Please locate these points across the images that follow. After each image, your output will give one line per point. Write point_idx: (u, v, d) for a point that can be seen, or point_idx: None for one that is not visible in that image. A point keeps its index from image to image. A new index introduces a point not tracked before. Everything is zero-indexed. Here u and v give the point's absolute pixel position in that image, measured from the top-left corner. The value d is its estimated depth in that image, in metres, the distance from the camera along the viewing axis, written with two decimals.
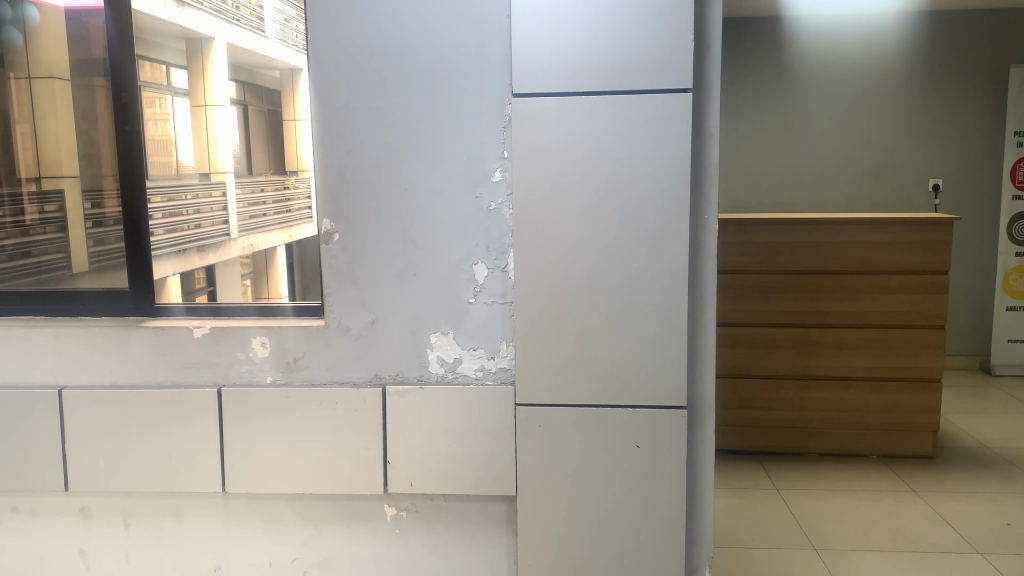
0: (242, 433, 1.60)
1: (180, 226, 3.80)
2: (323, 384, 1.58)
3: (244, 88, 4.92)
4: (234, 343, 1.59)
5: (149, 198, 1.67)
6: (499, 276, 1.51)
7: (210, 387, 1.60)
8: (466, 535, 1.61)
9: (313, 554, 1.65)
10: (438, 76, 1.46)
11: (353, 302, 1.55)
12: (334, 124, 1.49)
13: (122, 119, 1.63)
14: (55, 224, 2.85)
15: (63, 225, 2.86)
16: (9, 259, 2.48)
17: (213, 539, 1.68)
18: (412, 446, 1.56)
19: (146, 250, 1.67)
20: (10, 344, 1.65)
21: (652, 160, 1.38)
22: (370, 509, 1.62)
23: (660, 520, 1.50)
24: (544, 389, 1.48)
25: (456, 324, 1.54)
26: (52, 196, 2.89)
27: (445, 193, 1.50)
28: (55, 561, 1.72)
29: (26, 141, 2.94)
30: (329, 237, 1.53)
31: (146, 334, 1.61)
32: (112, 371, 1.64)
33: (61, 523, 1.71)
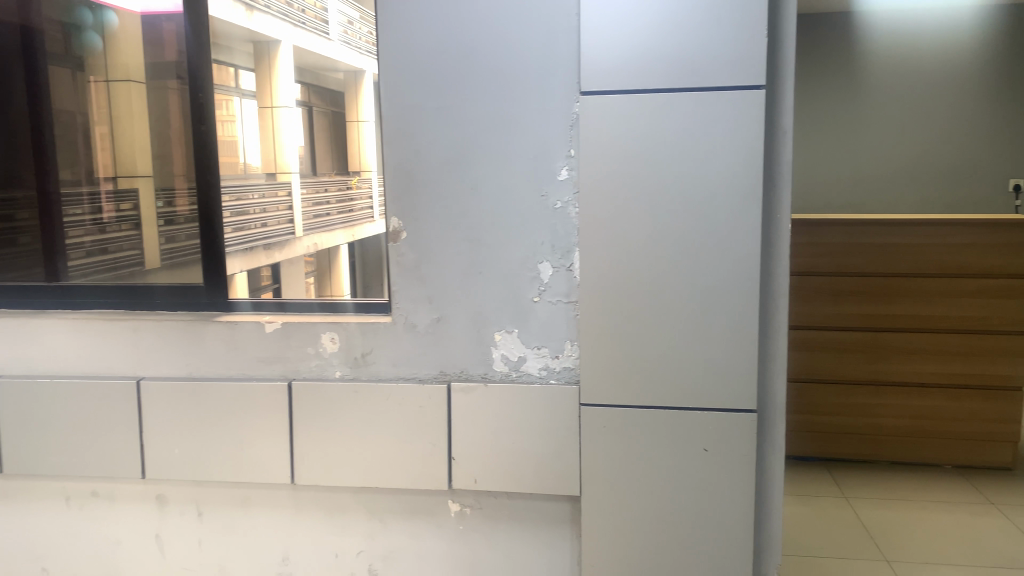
0: (311, 426, 1.63)
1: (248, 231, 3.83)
2: (389, 379, 1.60)
3: (309, 90, 5.01)
4: (304, 338, 1.63)
5: (222, 195, 1.72)
6: (564, 275, 1.51)
7: (280, 380, 1.64)
8: (530, 533, 1.61)
9: (377, 547, 1.67)
10: (504, 77, 1.46)
11: (419, 300, 1.57)
12: (403, 124, 1.51)
13: (199, 120, 1.69)
14: (130, 222, 2.82)
15: (138, 223, 2.84)
16: (87, 254, 2.40)
17: (282, 530, 1.71)
18: (476, 443, 1.57)
19: (220, 246, 1.72)
20: (91, 335, 1.71)
21: (722, 159, 1.36)
22: (435, 505, 1.64)
23: (727, 525, 1.47)
24: (611, 389, 1.47)
25: (520, 322, 1.54)
26: (128, 196, 2.96)
27: (510, 192, 1.50)
28: (132, 546, 1.78)
29: (104, 143, 3.07)
30: (397, 235, 1.55)
31: (219, 329, 1.66)
32: (187, 363, 1.69)
33: (137, 508, 1.77)
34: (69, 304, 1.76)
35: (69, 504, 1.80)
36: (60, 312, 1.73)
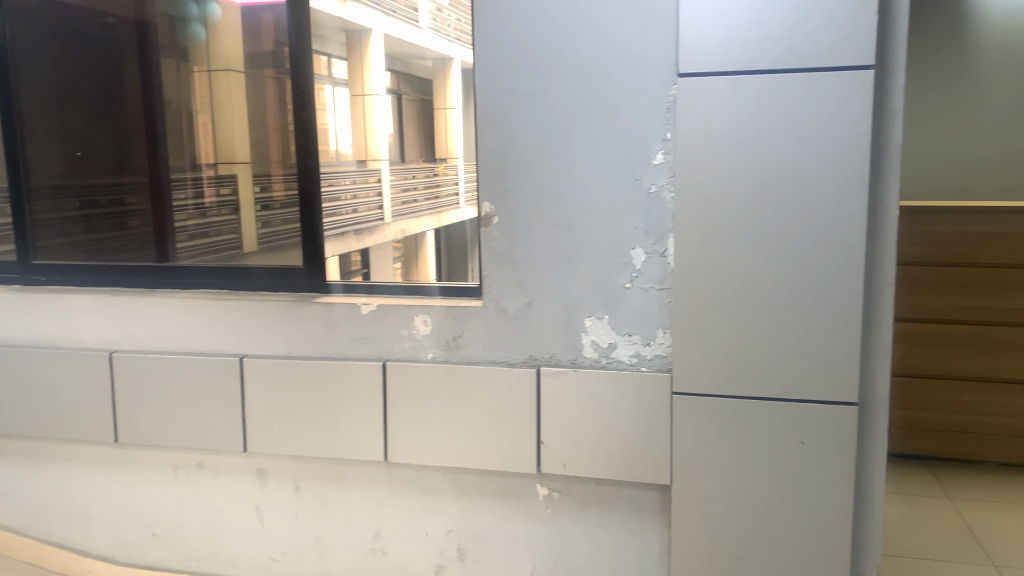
0: (404, 406, 1.66)
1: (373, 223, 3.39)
2: (480, 363, 1.62)
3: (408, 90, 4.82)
4: (398, 320, 1.66)
5: (321, 180, 1.77)
6: (657, 261, 1.48)
7: (374, 360, 1.68)
8: (619, 520, 1.60)
9: (466, 527, 1.70)
10: (600, 61, 1.45)
11: (510, 285, 1.58)
12: (496, 109, 1.52)
13: (299, 106, 1.74)
14: (230, 208, 2.80)
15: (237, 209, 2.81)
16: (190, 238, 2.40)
17: (374, 507, 1.76)
18: (565, 428, 1.56)
19: (319, 229, 1.78)
20: (198, 314, 1.79)
21: (826, 143, 1.31)
22: (524, 488, 1.65)
23: (823, 521, 1.43)
24: (703, 378, 1.44)
25: (611, 309, 1.53)
26: (227, 181, 2.97)
27: (603, 176, 1.49)
28: (233, 515, 1.87)
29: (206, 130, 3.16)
30: (489, 220, 1.56)
31: (317, 310, 1.71)
32: (287, 342, 1.75)
33: (239, 480, 1.85)
34: (178, 283, 1.85)
35: (176, 473, 1.89)
36: (169, 291, 1.82)
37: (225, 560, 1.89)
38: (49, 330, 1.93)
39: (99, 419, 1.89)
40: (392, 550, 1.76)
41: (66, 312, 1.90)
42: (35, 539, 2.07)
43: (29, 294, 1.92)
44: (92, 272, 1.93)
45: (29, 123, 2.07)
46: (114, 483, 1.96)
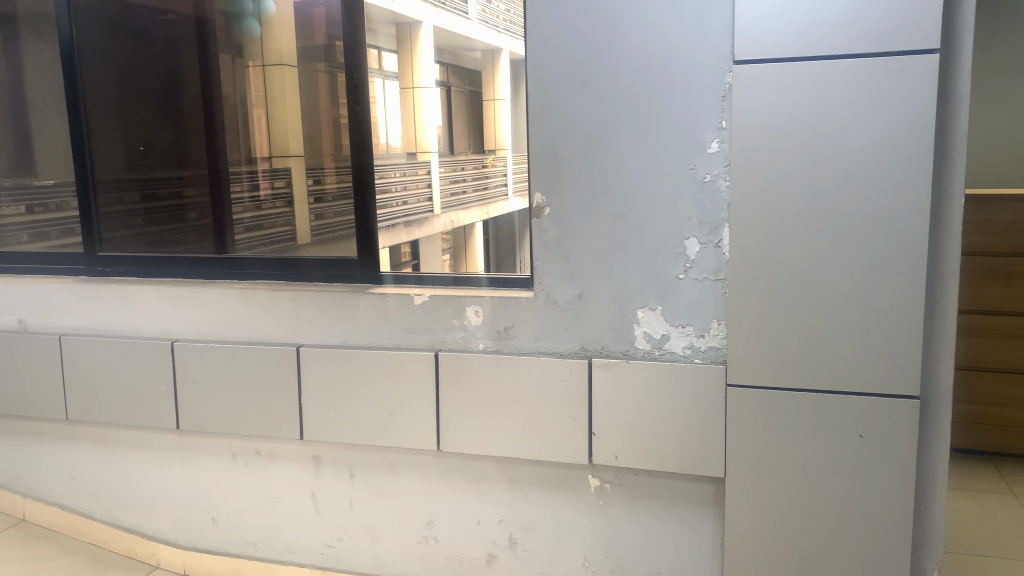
0: (456, 398, 1.67)
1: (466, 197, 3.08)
2: (532, 354, 1.62)
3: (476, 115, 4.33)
4: (450, 311, 1.67)
5: (375, 172, 1.78)
6: (711, 251, 1.46)
7: (426, 350, 1.69)
8: (671, 512, 1.59)
9: (517, 517, 1.71)
10: (653, 49, 1.43)
11: (562, 276, 1.58)
12: (548, 99, 1.51)
13: (354, 100, 1.76)
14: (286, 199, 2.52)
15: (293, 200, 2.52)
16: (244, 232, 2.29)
17: (427, 495, 1.78)
18: (618, 420, 1.56)
19: (373, 220, 1.80)
20: (256, 304, 1.83)
21: (888, 128, 1.27)
22: (575, 479, 1.65)
23: (883, 517, 1.40)
24: (757, 370, 1.42)
25: (665, 299, 1.51)
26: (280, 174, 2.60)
27: (657, 166, 1.47)
28: (290, 502, 1.91)
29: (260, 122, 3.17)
30: (540, 210, 1.56)
31: (371, 300, 1.73)
32: (342, 332, 1.77)
33: (295, 467, 1.89)
34: (237, 275, 1.90)
35: (235, 460, 1.94)
36: (228, 282, 1.87)
37: (282, 544, 1.94)
38: (114, 319, 1.99)
39: (161, 407, 1.94)
40: (444, 538, 1.78)
41: (131, 302, 1.96)
42: (102, 522, 2.15)
43: (96, 285, 1.99)
44: (155, 264, 1.99)
45: (94, 119, 2.14)
46: (176, 470, 2.02)
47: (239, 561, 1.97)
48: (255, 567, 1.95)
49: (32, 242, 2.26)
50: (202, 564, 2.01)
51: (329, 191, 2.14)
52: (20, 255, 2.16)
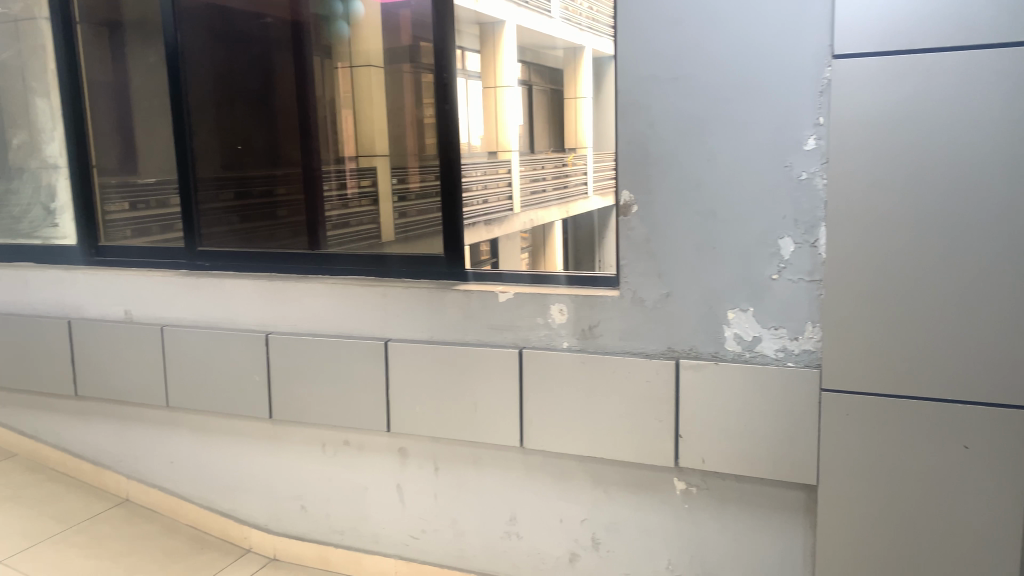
0: (540, 395, 1.67)
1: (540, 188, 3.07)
2: (618, 353, 1.61)
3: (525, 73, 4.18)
4: (536, 309, 1.68)
5: (462, 170, 1.80)
6: (807, 251, 1.42)
7: (510, 347, 1.70)
8: (760, 519, 1.55)
9: (601, 517, 1.70)
10: (748, 45, 1.40)
11: (649, 275, 1.56)
12: (638, 96, 1.50)
13: (443, 100, 1.78)
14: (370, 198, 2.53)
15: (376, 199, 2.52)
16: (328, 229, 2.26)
17: (510, 491, 1.79)
18: (705, 423, 1.52)
19: (459, 218, 1.81)
20: (346, 299, 1.88)
21: (1001, 123, 1.21)
22: (660, 481, 1.62)
23: (990, 534, 1.32)
24: (853, 375, 1.37)
25: (757, 300, 1.48)
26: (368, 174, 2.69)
27: (750, 163, 1.44)
28: (376, 493, 1.95)
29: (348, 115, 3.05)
30: (628, 208, 1.55)
31: (456, 297, 1.75)
32: (428, 327, 1.80)
33: (381, 459, 1.93)
34: (328, 270, 1.96)
35: (324, 450, 2.00)
36: (320, 278, 1.92)
37: (368, 534, 1.98)
38: (213, 311, 2.07)
39: (255, 396, 2.01)
40: (527, 535, 1.79)
41: (228, 295, 2.04)
42: (199, 504, 2.25)
43: (196, 278, 2.08)
44: (251, 259, 2.06)
45: (196, 119, 2.23)
46: (268, 458, 2.09)
47: (327, 548, 2.03)
48: (343, 555, 2.01)
49: (136, 237, 2.35)
50: (292, 549, 2.08)
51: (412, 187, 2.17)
52: (125, 249, 2.27)
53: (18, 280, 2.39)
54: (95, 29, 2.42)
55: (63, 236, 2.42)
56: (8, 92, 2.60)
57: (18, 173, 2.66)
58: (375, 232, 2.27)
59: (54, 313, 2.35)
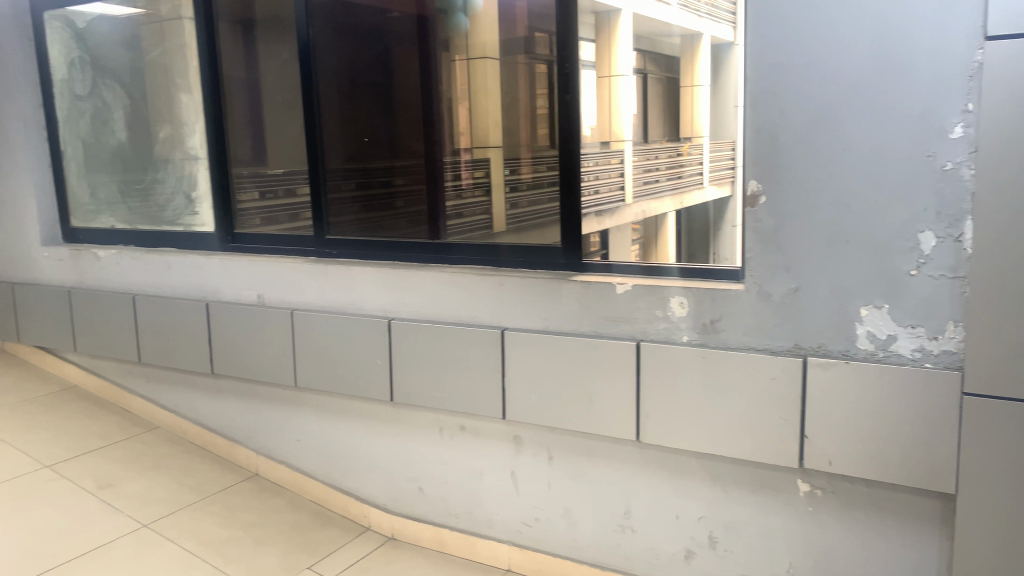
0: (658, 389, 1.65)
1: (651, 171, 3.09)
2: (740, 349, 1.57)
3: (644, 56, 3.85)
4: (655, 301, 1.65)
5: (581, 160, 1.79)
6: (951, 246, 1.34)
7: (628, 340, 1.69)
8: (891, 527, 1.47)
9: (719, 515, 1.66)
10: (888, 26, 1.33)
11: (775, 269, 1.51)
12: (769, 83, 1.45)
13: (564, 89, 1.79)
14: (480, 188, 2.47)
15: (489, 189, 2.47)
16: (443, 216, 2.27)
17: (624, 483, 1.78)
18: (833, 423, 1.46)
19: (577, 209, 1.80)
20: (465, 288, 1.92)
21: None
22: (783, 482, 1.57)
23: None
24: (1000, 378, 1.28)
25: (893, 297, 1.40)
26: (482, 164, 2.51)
27: (888, 152, 1.36)
28: (491, 480, 1.98)
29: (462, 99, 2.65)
30: (755, 199, 1.50)
31: (574, 288, 1.76)
32: (544, 317, 1.81)
33: (497, 446, 1.95)
34: (448, 259, 2.00)
35: (441, 434, 2.05)
36: (441, 266, 1.97)
37: (483, 519, 2.02)
38: (339, 296, 2.16)
39: (376, 380, 2.08)
40: (641, 529, 1.77)
41: (353, 281, 2.12)
42: (323, 481, 2.35)
43: (325, 264, 2.18)
44: (376, 248, 2.13)
45: (325, 112, 2.32)
46: (388, 439, 2.16)
47: (442, 530, 2.09)
48: (457, 537, 2.06)
49: (265, 225, 2.46)
50: (409, 530, 2.15)
51: (522, 176, 2.22)
52: (259, 237, 2.41)
53: (164, 264, 2.56)
54: (233, 27, 2.55)
55: (203, 223, 2.57)
56: (161, 89, 2.82)
57: (163, 164, 2.85)
58: (489, 218, 2.28)
59: (194, 295, 2.51)
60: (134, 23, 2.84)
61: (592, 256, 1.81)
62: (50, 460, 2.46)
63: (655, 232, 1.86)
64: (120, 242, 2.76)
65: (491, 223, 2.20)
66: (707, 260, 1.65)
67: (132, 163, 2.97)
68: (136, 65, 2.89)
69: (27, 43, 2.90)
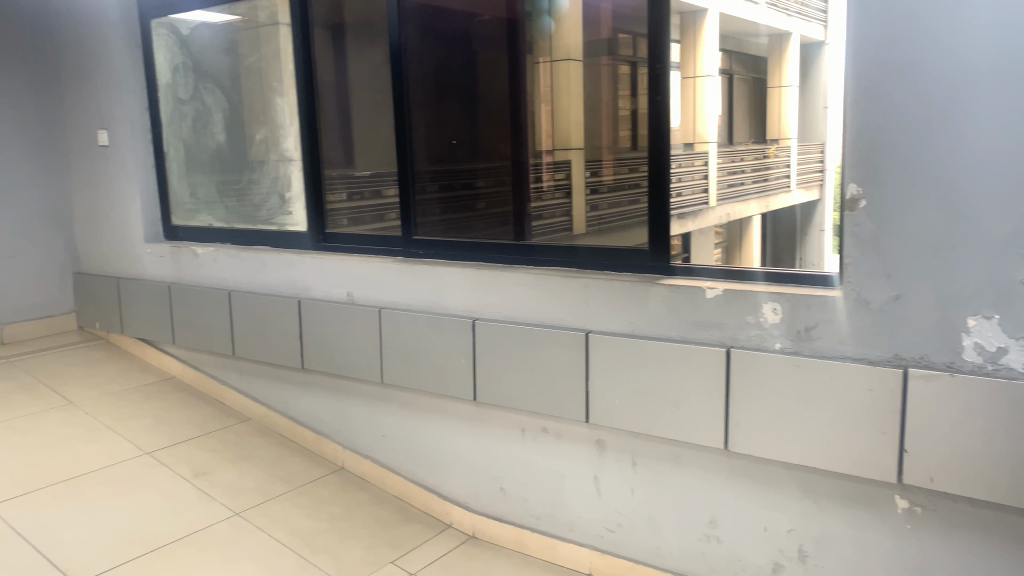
0: (748, 397, 1.61)
1: (737, 162, 2.93)
2: (836, 358, 1.51)
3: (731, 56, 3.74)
4: (747, 307, 1.62)
5: (671, 162, 1.77)
6: None
7: (718, 346, 1.65)
8: (998, 550, 1.40)
9: (810, 529, 1.61)
10: (1005, 23, 1.26)
11: (875, 276, 1.45)
12: (872, 82, 1.40)
13: (654, 91, 1.77)
14: (562, 191, 2.47)
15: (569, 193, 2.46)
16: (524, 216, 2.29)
17: (711, 492, 1.74)
18: (936, 438, 1.40)
19: (666, 213, 1.78)
20: (550, 290, 1.92)
21: None
22: (879, 497, 1.51)
23: None
24: None
25: (1004, 307, 1.33)
26: (563, 166, 2.54)
27: (1001, 155, 1.30)
28: (573, 483, 1.98)
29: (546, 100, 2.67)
30: (855, 203, 1.45)
31: (662, 291, 1.74)
32: (630, 320, 1.79)
33: (581, 449, 1.94)
34: (533, 260, 2.00)
35: (523, 434, 2.05)
36: (526, 268, 1.98)
37: (564, 522, 2.01)
38: (425, 296, 2.20)
39: (460, 379, 2.10)
40: (727, 539, 1.73)
41: (440, 281, 2.16)
42: (406, 477, 2.39)
43: (412, 265, 2.22)
44: (461, 248, 2.16)
45: (415, 114, 2.35)
46: (471, 439, 2.18)
47: (524, 531, 2.10)
48: (539, 539, 2.06)
49: (354, 224, 2.52)
50: (490, 529, 2.17)
51: (604, 177, 2.28)
52: (349, 237, 2.47)
53: (259, 262, 2.66)
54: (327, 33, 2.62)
55: (295, 223, 2.65)
56: (257, 92, 2.93)
57: (260, 165, 2.95)
58: (568, 221, 2.28)
59: (286, 292, 2.59)
60: (232, 29, 2.94)
61: (680, 257, 1.78)
62: (150, 447, 2.57)
63: (741, 232, 1.82)
64: (219, 240, 2.88)
65: (573, 224, 2.21)
66: (793, 265, 1.62)
67: (230, 164, 3.08)
68: (235, 69, 3.00)
69: (136, 49, 3.04)
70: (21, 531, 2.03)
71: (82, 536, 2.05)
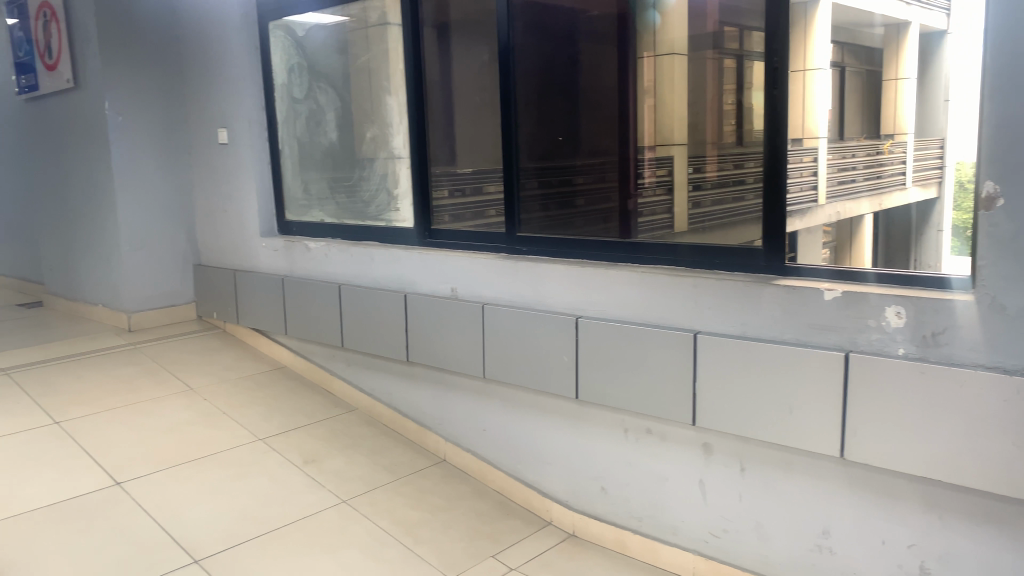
0: (866, 404, 1.53)
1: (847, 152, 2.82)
2: (966, 365, 1.43)
3: None
4: (868, 310, 1.54)
5: (788, 158, 1.70)
6: None
7: (836, 350, 1.58)
8: None
9: (932, 545, 1.53)
10: None
11: (1014, 279, 1.36)
12: (1015, 75, 1.31)
13: (772, 84, 1.70)
14: (664, 188, 2.40)
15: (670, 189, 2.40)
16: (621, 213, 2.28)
17: (824, 501, 1.67)
18: None
19: (780, 211, 1.72)
20: (656, 289, 1.89)
21: None
22: (1012, 515, 1.42)
23: None
24: None
25: None
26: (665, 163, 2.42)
27: None
28: (677, 485, 1.94)
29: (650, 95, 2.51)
30: (992, 202, 1.37)
31: (776, 292, 1.68)
32: (741, 321, 1.75)
33: (686, 452, 1.91)
34: (639, 258, 1.98)
35: (626, 435, 2.03)
36: (632, 267, 1.95)
37: (667, 525, 1.98)
38: (529, 292, 2.20)
39: (563, 376, 2.10)
40: (841, 550, 1.66)
41: (543, 278, 2.16)
42: (507, 472, 2.40)
43: (516, 262, 2.23)
44: (565, 245, 2.15)
45: (521, 111, 2.36)
46: (572, 436, 2.17)
47: (626, 533, 2.08)
48: (641, 541, 2.04)
49: (459, 220, 2.55)
50: (591, 528, 2.16)
51: (710, 173, 2.25)
52: (456, 234, 2.50)
53: (368, 256, 2.73)
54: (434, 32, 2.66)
55: (404, 219, 2.71)
56: (368, 90, 3.00)
57: (369, 162, 3.03)
58: (671, 216, 2.25)
59: (393, 286, 2.65)
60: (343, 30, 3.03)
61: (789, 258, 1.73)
62: (263, 433, 2.68)
63: (852, 230, 1.74)
64: (330, 236, 2.98)
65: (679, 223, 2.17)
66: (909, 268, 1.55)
67: (341, 162, 3.16)
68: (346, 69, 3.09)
69: (255, 51, 3.17)
70: (148, 508, 2.16)
71: (202, 515, 2.16)
